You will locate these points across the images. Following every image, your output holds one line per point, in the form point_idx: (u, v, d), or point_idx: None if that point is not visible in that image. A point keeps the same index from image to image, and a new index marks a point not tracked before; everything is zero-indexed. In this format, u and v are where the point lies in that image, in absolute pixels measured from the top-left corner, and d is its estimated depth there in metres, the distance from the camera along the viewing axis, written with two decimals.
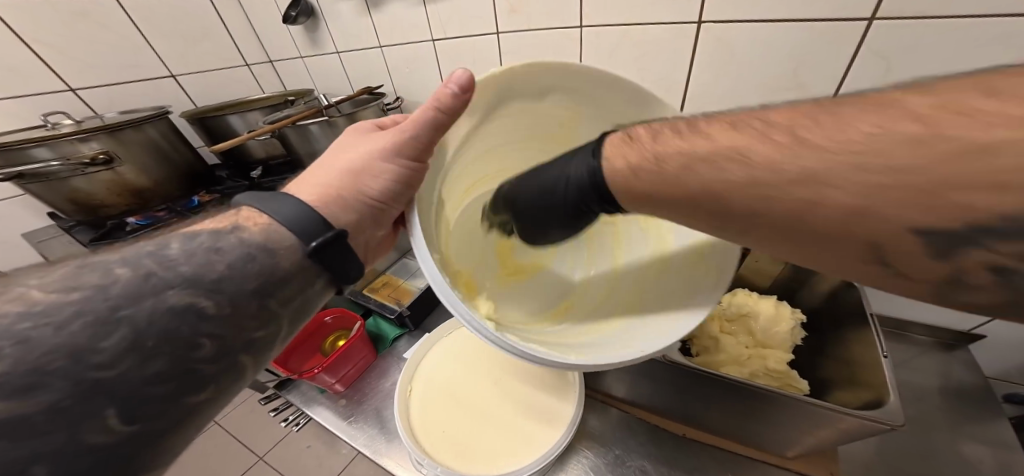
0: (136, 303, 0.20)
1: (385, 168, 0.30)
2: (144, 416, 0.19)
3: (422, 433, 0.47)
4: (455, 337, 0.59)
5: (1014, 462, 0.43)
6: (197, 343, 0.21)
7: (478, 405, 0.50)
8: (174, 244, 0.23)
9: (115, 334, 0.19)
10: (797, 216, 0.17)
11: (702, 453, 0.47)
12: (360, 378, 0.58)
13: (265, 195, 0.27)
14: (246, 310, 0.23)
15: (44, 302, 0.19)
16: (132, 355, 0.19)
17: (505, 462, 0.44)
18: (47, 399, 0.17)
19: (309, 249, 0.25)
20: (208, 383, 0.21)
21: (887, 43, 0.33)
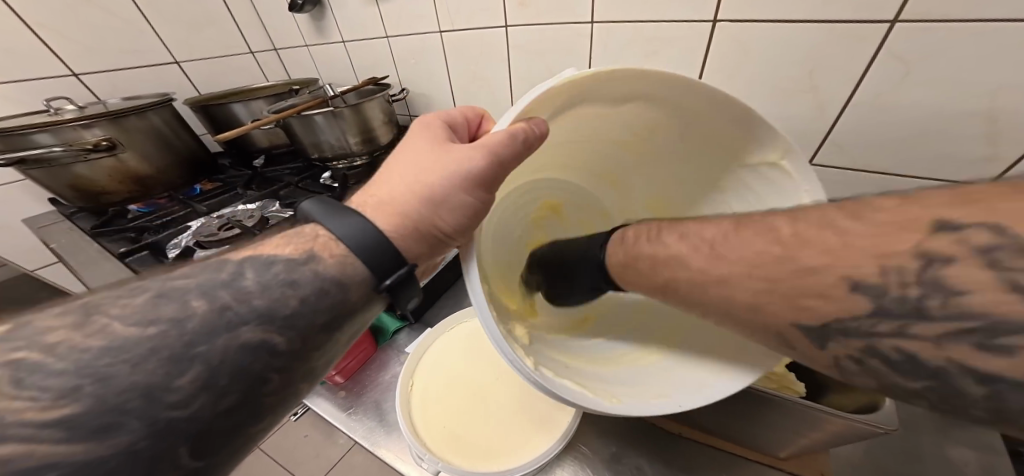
0: (208, 340, 0.20)
1: (461, 193, 0.26)
2: (211, 451, 0.20)
3: (423, 427, 0.47)
4: (455, 332, 0.59)
5: (998, 464, 0.44)
6: (265, 377, 0.21)
7: (483, 399, 0.51)
8: (245, 268, 0.23)
9: (188, 373, 0.19)
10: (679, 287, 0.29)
11: (699, 453, 0.47)
12: (360, 370, 0.59)
13: (344, 213, 0.25)
14: (311, 342, 0.23)
15: (125, 335, 0.19)
16: (205, 394, 0.19)
17: (507, 458, 0.45)
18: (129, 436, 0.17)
19: (384, 287, 0.24)
20: (269, 412, 0.22)
21: (910, 45, 0.33)
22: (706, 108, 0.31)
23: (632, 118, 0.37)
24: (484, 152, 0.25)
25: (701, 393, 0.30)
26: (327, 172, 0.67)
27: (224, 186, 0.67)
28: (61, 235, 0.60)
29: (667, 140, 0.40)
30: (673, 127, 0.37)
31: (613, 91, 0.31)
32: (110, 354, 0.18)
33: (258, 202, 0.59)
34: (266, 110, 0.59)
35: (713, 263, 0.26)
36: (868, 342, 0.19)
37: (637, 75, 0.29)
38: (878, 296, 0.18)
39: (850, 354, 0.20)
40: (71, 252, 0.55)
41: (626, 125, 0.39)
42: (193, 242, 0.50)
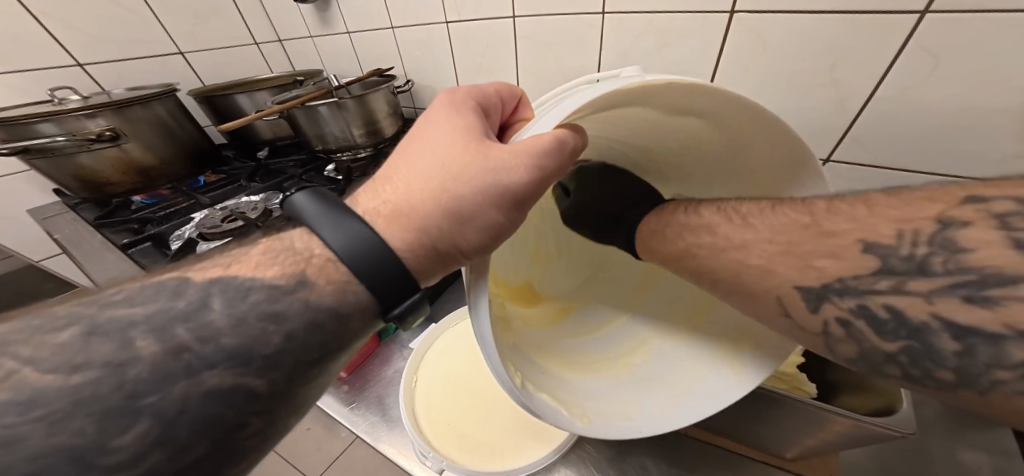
0: (160, 390, 0.17)
1: (484, 203, 0.25)
2: None
3: (428, 428, 0.46)
4: (460, 328, 0.58)
5: (1012, 467, 0.43)
6: (243, 421, 0.19)
7: (484, 398, 0.50)
8: (215, 293, 0.20)
9: (134, 428, 0.16)
10: (690, 254, 0.32)
11: (704, 452, 0.46)
12: (361, 365, 0.58)
13: (341, 223, 0.22)
14: (298, 378, 0.21)
15: (51, 383, 0.16)
16: (158, 451, 0.16)
17: (515, 456, 0.44)
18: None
19: (392, 315, 0.23)
20: (248, 456, 0.20)
21: (941, 38, 0.31)
22: (766, 136, 0.28)
23: (671, 126, 0.34)
24: (523, 163, 0.24)
25: (677, 411, 0.31)
26: (331, 164, 0.66)
27: (227, 178, 0.67)
28: (66, 225, 0.60)
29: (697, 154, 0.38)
30: (711, 144, 0.34)
31: (665, 100, 0.27)
32: (25, 411, 0.15)
33: (262, 193, 0.59)
34: (269, 102, 0.58)
35: (738, 227, 0.28)
36: (860, 300, 0.21)
37: (706, 95, 0.25)
38: (886, 255, 0.20)
39: (839, 315, 0.22)
40: (74, 241, 0.55)
41: (654, 134, 0.37)
42: (196, 234, 0.49)
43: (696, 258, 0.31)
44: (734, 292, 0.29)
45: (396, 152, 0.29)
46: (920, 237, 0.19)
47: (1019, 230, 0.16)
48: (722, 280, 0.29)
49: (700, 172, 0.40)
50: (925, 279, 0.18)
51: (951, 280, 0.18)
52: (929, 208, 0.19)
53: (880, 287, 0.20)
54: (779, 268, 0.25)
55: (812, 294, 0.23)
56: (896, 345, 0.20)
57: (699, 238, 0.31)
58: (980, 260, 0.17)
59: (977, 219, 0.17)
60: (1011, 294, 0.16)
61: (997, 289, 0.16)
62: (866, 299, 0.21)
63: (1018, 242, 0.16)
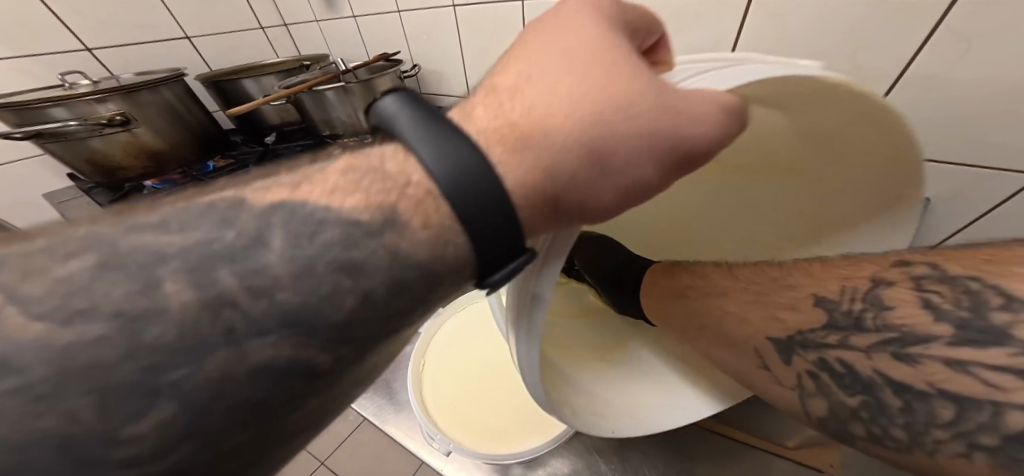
0: (188, 361, 0.11)
1: (644, 152, 0.19)
2: None
3: (435, 409, 0.48)
4: (465, 312, 0.58)
5: None
6: (293, 405, 0.13)
7: (489, 382, 0.51)
8: (274, 220, 0.14)
9: (155, 413, 0.10)
10: (677, 296, 0.34)
11: (703, 439, 0.47)
12: None
13: (440, 133, 0.16)
14: (367, 351, 0.15)
15: (37, 336, 0.10)
16: (191, 441, 0.11)
17: (520, 440, 0.45)
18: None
19: (493, 282, 0.16)
20: (294, 438, 0.14)
21: (973, 22, 0.29)
22: (880, 179, 0.27)
23: (787, 139, 0.31)
24: (713, 112, 0.19)
25: (642, 421, 0.31)
26: None
27: (236, 163, 0.67)
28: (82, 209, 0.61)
29: (780, 183, 0.36)
30: (807, 173, 0.33)
31: (820, 111, 0.25)
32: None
33: None
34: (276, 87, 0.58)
35: (723, 274, 0.31)
36: (820, 354, 0.23)
37: (874, 121, 0.23)
38: (831, 309, 0.23)
39: (807, 368, 0.24)
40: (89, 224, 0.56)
41: (763, 139, 0.34)
42: None
43: (683, 298, 0.33)
44: (710, 337, 0.30)
45: (507, 68, 0.22)
46: (857, 293, 0.22)
47: (928, 291, 0.19)
48: (704, 326, 0.31)
49: (755, 206, 0.39)
50: (863, 335, 0.21)
51: (880, 335, 0.21)
52: (868, 268, 0.23)
53: (830, 341, 0.23)
54: (752, 317, 0.27)
55: (781, 345, 0.25)
56: (855, 399, 0.21)
57: (692, 280, 0.33)
58: (898, 318, 0.20)
59: (900, 280, 0.21)
60: (926, 350, 0.18)
61: (914, 347, 0.19)
62: (824, 353, 0.23)
63: (925, 300, 0.19)
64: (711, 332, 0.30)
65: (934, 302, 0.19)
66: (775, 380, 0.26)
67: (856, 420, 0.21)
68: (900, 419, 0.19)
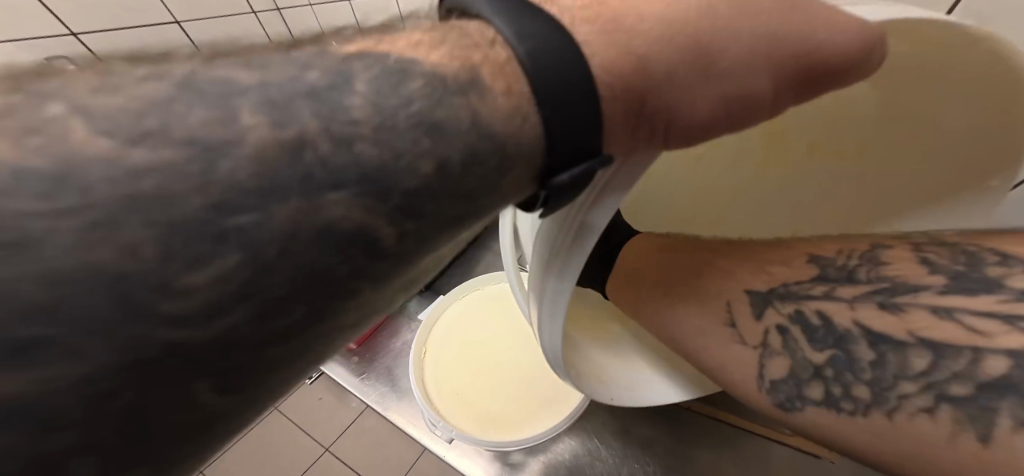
0: (261, 205, 0.08)
1: (760, 51, 0.17)
2: (248, 392, 0.10)
3: (437, 397, 0.49)
4: (466, 299, 0.56)
5: None
6: (354, 287, 0.10)
7: (492, 369, 0.50)
8: (358, 68, 0.11)
9: (219, 262, 0.08)
10: (657, 253, 0.31)
11: (704, 424, 0.47)
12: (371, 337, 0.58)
13: (523, 9, 0.14)
14: (432, 239, 0.12)
15: (98, 151, 0.07)
16: (250, 301, 0.08)
17: (522, 428, 0.46)
18: (76, 369, 0.06)
19: (558, 183, 0.14)
20: (342, 332, 0.12)
21: None
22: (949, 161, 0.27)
23: (868, 115, 0.31)
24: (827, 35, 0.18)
25: (624, 386, 0.32)
26: None
27: None
28: None
29: (828, 166, 0.35)
30: (866, 159, 0.32)
31: (943, 69, 0.24)
32: (50, 198, 0.06)
33: None
34: None
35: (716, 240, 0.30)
36: (798, 305, 0.22)
37: (987, 89, 0.23)
38: (826, 263, 0.22)
39: (779, 323, 0.22)
40: None
41: (828, 115, 0.33)
42: None
43: (664, 255, 0.31)
44: (686, 293, 0.27)
45: None
46: (855, 253, 0.22)
47: (926, 252, 0.19)
48: (679, 283, 0.28)
49: (799, 191, 0.37)
50: (853, 285, 0.20)
51: (870, 286, 0.20)
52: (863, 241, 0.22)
53: (815, 292, 0.21)
54: (739, 272, 0.26)
55: (761, 298, 0.24)
56: (823, 355, 0.20)
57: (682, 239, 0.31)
58: (896, 270, 0.19)
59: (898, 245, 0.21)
60: (914, 299, 0.18)
61: (902, 296, 0.18)
62: (802, 305, 0.22)
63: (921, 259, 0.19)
64: (689, 286, 0.27)
65: (929, 259, 0.19)
66: (740, 342, 0.24)
67: (818, 379, 0.19)
68: (867, 375, 0.18)
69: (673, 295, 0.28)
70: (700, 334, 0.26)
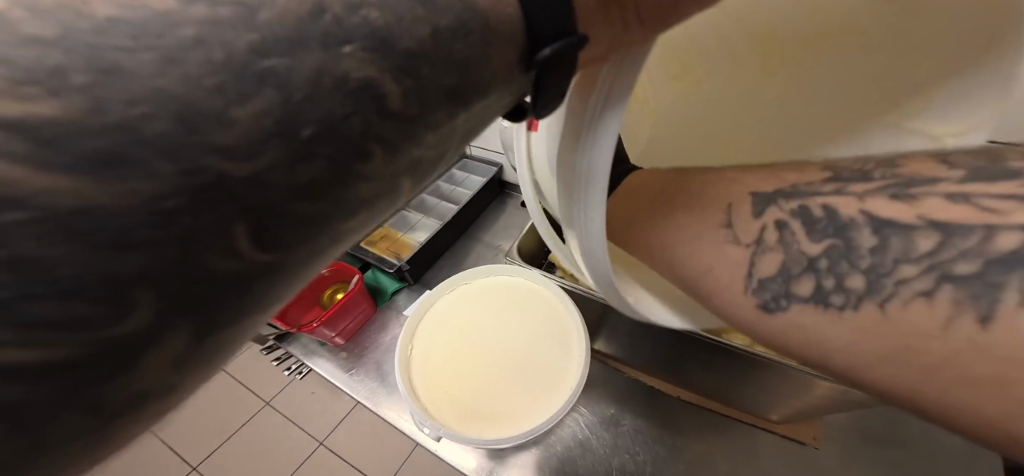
0: (290, 53, 0.10)
1: None
2: (287, 248, 0.11)
3: (423, 394, 0.48)
4: (454, 293, 0.57)
5: None
6: (366, 148, 0.11)
7: (480, 362, 0.51)
8: None
9: (256, 99, 0.09)
10: (670, 175, 0.29)
11: (690, 411, 0.54)
12: (360, 332, 0.63)
13: None
14: (430, 107, 0.13)
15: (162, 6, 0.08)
16: (279, 140, 0.10)
17: (512, 421, 0.46)
18: (167, 181, 0.08)
19: (543, 56, 0.14)
20: (362, 208, 0.12)
21: None
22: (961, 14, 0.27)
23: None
24: None
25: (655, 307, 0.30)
26: None
27: None
28: None
29: (836, 58, 0.33)
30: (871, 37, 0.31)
31: None
32: (135, 36, 0.08)
33: None
34: None
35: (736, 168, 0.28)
36: (805, 203, 0.21)
37: None
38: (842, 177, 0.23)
39: (779, 218, 0.22)
40: None
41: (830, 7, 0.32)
42: None
43: (678, 176, 0.29)
44: (686, 201, 0.26)
45: None
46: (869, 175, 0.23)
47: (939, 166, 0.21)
48: (690, 195, 0.26)
49: (818, 86, 0.35)
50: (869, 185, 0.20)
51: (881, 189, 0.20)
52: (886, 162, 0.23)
53: (827, 190, 0.21)
54: (750, 181, 0.25)
55: (763, 199, 0.23)
56: (822, 247, 0.20)
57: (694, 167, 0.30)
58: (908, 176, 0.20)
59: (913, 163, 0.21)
60: (931, 189, 0.18)
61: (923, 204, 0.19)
62: (808, 201, 0.21)
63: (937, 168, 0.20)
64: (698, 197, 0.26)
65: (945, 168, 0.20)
66: (733, 241, 0.23)
67: (811, 272, 0.20)
68: (863, 263, 0.18)
69: (670, 204, 0.27)
70: (689, 239, 0.24)
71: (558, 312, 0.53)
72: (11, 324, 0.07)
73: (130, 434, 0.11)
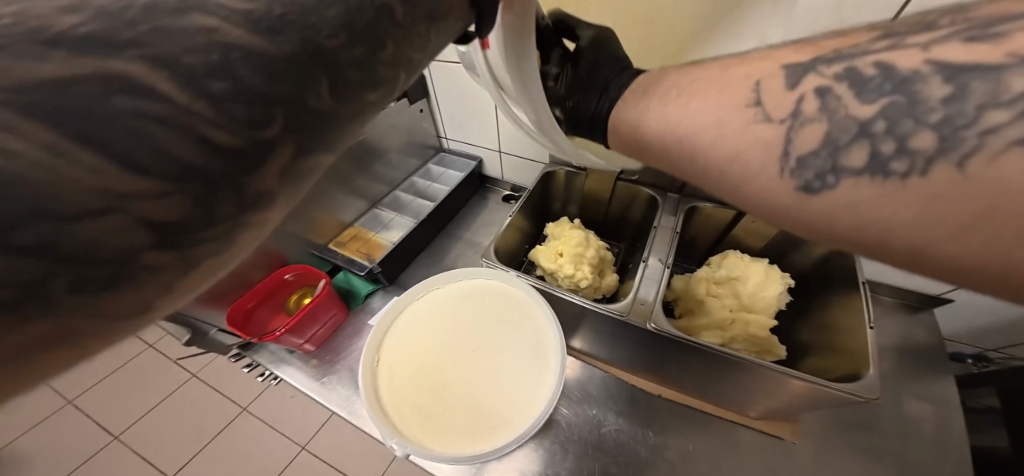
0: None
1: None
2: (348, 97, 0.14)
3: (391, 409, 0.47)
4: (426, 299, 0.58)
5: (946, 416, 0.58)
6: (382, 41, 0.15)
7: (450, 374, 0.50)
8: None
9: (333, 7, 0.13)
10: (689, 68, 0.27)
11: (672, 409, 0.58)
12: (331, 339, 0.65)
13: None
14: (417, 29, 0.16)
15: None
16: (347, 30, 0.13)
17: (484, 436, 0.45)
18: (289, 41, 0.12)
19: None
20: (380, 85, 0.16)
21: None
22: None
23: None
24: None
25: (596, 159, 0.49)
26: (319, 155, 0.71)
27: None
28: None
29: None
30: None
31: None
32: None
33: None
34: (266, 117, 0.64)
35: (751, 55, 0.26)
36: (849, 63, 0.20)
37: None
38: None
39: (820, 85, 0.20)
40: None
41: None
42: None
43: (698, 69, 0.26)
44: (709, 91, 0.24)
45: None
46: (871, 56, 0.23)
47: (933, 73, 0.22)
48: (703, 79, 0.25)
49: None
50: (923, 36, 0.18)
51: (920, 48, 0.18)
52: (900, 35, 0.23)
53: (883, 47, 0.19)
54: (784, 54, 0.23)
55: (800, 68, 0.21)
56: (874, 105, 0.18)
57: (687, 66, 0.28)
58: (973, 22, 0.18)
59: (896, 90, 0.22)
60: (1020, 24, 0.16)
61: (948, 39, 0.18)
62: (857, 61, 0.19)
63: None
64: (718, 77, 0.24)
65: None
66: (763, 120, 0.21)
67: (863, 139, 0.18)
68: (933, 118, 0.17)
69: (688, 95, 0.24)
70: (714, 125, 0.22)
71: (529, 319, 0.54)
72: (212, 103, 0.10)
73: (246, 237, 0.14)
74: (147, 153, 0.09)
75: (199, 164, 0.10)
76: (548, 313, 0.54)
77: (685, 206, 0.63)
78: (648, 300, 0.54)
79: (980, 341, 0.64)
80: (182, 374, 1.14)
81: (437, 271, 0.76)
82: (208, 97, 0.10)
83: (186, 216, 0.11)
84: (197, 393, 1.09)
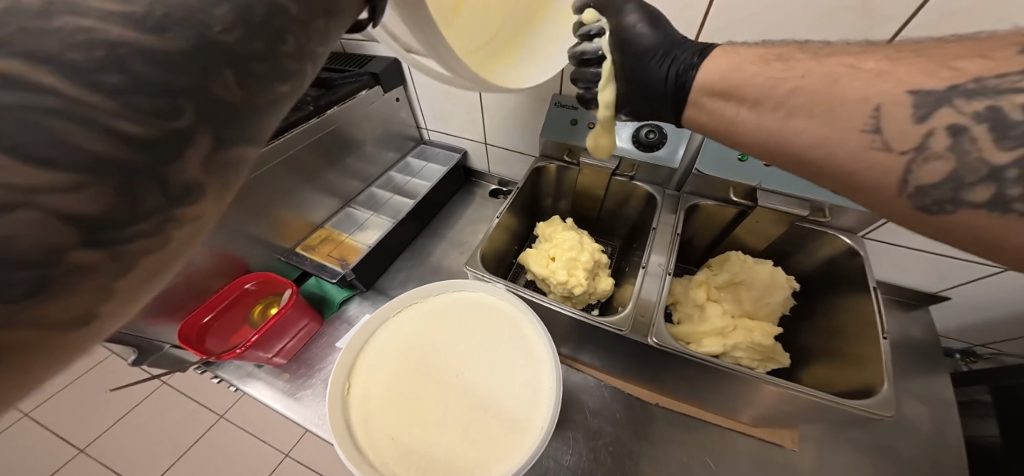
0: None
1: None
2: (253, 85, 0.17)
3: (365, 441, 0.41)
4: (403, 316, 0.52)
5: (945, 415, 0.58)
6: (273, 37, 0.17)
7: (432, 398, 0.44)
8: None
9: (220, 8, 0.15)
10: (786, 77, 0.26)
11: (671, 418, 0.58)
12: (303, 351, 0.62)
13: None
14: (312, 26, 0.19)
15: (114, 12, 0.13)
16: (242, 26, 0.16)
17: (475, 469, 0.39)
18: (179, 40, 0.14)
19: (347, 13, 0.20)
20: (285, 76, 0.18)
21: None
22: None
23: None
24: None
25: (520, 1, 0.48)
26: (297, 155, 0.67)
27: None
28: None
29: None
30: None
31: None
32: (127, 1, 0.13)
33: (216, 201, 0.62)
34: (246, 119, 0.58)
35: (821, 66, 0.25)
36: (994, 101, 0.20)
37: None
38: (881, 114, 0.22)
39: (954, 122, 0.21)
40: None
41: None
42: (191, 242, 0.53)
43: (796, 86, 0.25)
44: (820, 109, 0.24)
45: None
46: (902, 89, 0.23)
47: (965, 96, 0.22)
48: (796, 104, 0.25)
49: None
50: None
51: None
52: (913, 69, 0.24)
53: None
54: (904, 72, 0.23)
55: (931, 97, 0.21)
56: (1012, 154, 0.19)
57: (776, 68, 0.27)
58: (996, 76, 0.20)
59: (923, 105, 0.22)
60: None
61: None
62: (1002, 99, 0.20)
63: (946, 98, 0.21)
64: (824, 112, 0.24)
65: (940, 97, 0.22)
66: (880, 148, 0.23)
67: (991, 181, 0.20)
68: None
69: (792, 109, 0.26)
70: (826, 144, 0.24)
71: (521, 333, 0.49)
72: (116, 99, 0.12)
73: (180, 233, 0.16)
74: (50, 146, 0.11)
75: (112, 156, 0.12)
76: (541, 332, 0.48)
77: (685, 204, 0.60)
78: (653, 301, 0.51)
79: (968, 336, 0.65)
80: (154, 380, 1.07)
81: (423, 275, 0.73)
82: (108, 92, 0.12)
83: (108, 208, 0.13)
84: (171, 400, 1.03)
